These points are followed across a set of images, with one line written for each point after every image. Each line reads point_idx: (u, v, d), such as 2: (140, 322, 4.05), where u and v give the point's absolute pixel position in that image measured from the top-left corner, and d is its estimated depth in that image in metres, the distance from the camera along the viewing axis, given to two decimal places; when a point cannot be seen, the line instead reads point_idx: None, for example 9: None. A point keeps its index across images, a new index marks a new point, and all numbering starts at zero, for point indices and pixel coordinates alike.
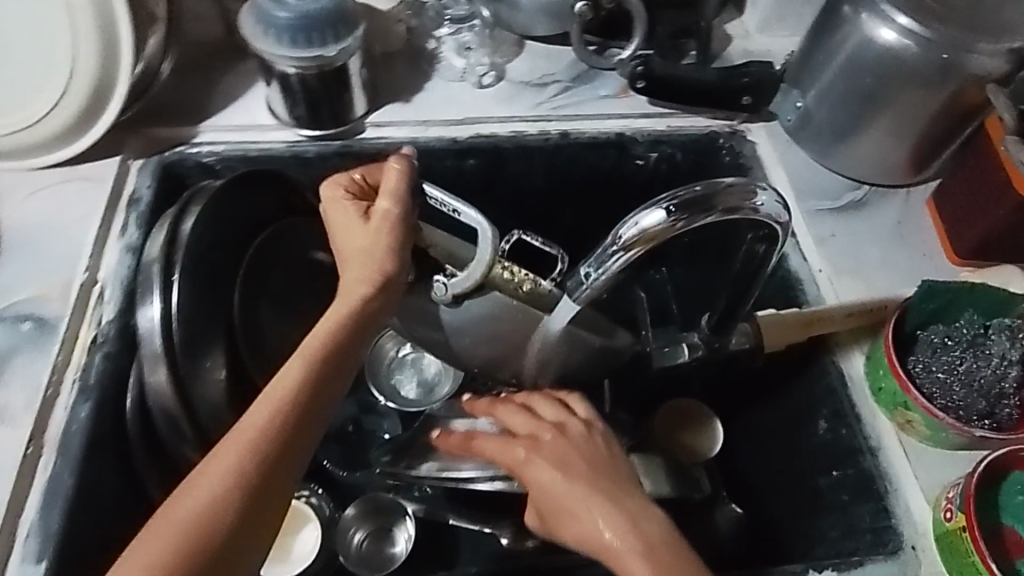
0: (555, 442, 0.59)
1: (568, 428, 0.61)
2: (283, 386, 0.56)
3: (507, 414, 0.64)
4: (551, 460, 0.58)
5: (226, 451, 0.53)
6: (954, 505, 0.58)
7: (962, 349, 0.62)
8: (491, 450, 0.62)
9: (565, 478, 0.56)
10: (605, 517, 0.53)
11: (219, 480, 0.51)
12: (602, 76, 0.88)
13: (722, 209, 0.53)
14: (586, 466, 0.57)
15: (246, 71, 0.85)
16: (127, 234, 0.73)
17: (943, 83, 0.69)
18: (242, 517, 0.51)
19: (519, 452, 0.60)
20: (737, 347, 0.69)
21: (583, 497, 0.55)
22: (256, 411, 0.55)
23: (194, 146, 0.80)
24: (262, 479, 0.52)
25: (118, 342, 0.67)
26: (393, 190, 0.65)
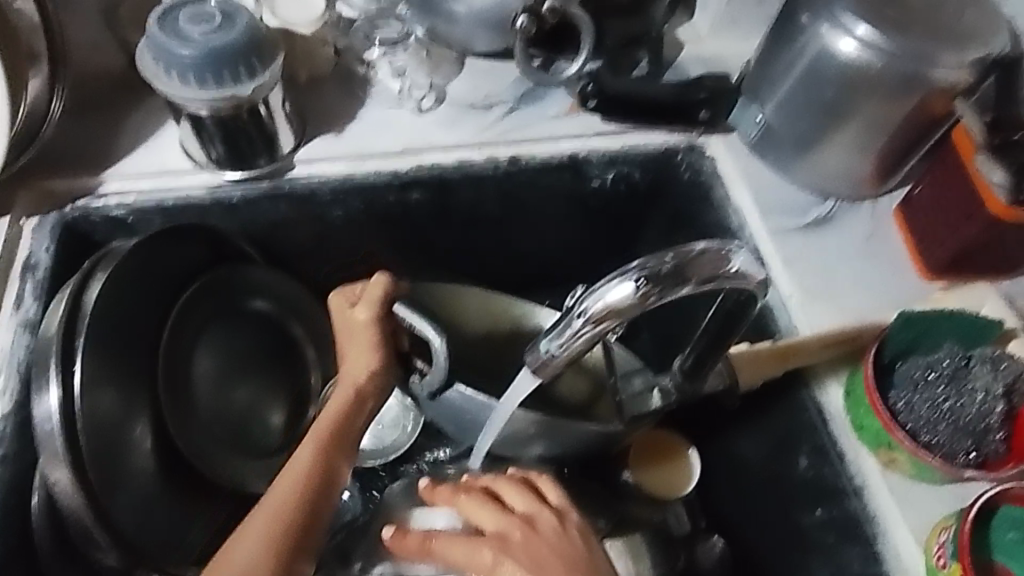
0: (526, 540, 0.56)
1: (537, 522, 0.57)
2: (294, 468, 0.56)
3: (472, 506, 0.60)
4: (523, 561, 0.54)
5: (238, 543, 0.52)
6: (946, 552, 0.55)
7: (945, 384, 0.59)
8: (454, 554, 0.57)
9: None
10: None
11: (240, 571, 0.50)
12: (548, 93, 0.82)
13: (696, 280, 0.45)
14: (564, 568, 0.54)
15: (154, 108, 0.76)
16: (21, 307, 0.64)
17: (908, 95, 0.65)
18: None
19: (487, 554, 0.55)
20: (712, 388, 0.66)
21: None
22: (268, 502, 0.54)
23: (99, 197, 0.70)
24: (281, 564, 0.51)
25: (17, 439, 0.59)
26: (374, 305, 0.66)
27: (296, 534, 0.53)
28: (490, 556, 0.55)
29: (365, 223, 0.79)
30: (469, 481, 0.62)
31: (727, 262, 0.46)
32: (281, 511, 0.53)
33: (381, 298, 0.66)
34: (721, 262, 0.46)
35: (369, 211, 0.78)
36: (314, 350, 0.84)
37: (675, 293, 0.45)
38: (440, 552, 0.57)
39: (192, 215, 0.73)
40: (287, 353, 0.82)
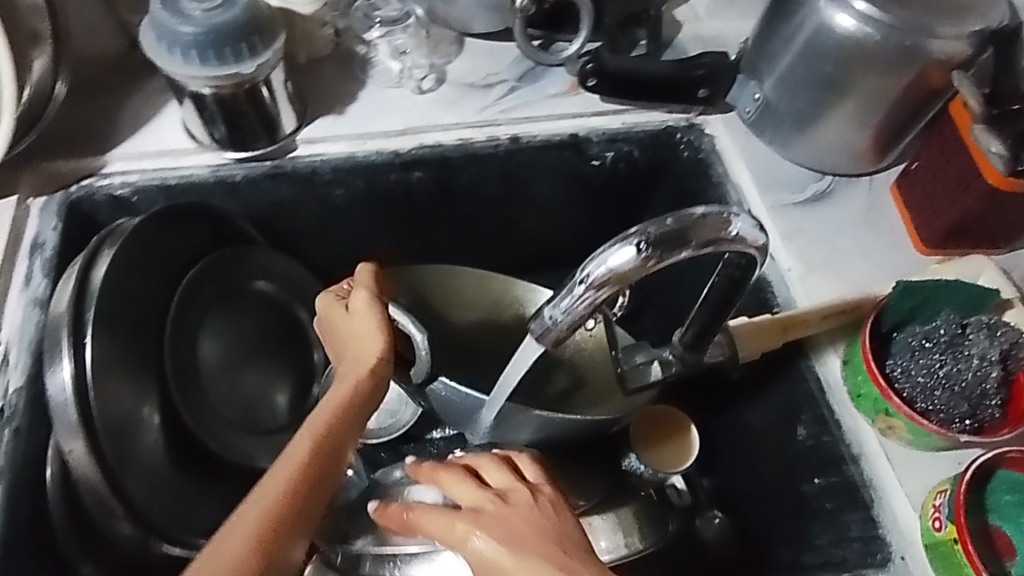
0: (499, 513, 0.54)
1: (511, 495, 0.56)
2: (289, 460, 0.52)
3: (450, 481, 0.59)
4: (495, 533, 0.53)
5: (226, 540, 0.47)
6: (942, 514, 0.57)
7: (941, 351, 0.60)
8: (432, 527, 0.56)
9: (514, 556, 0.51)
10: None
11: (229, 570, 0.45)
12: (548, 73, 0.83)
13: (696, 243, 0.46)
14: (537, 538, 0.52)
15: (156, 89, 0.76)
16: (31, 285, 0.65)
17: (906, 67, 0.66)
18: None
19: (459, 528, 0.54)
20: (712, 360, 0.66)
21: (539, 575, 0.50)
22: (260, 495, 0.49)
23: (103, 178, 0.71)
24: (272, 564, 0.47)
25: (29, 413, 0.60)
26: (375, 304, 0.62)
27: (290, 530, 0.48)
28: (465, 528, 0.54)
29: (367, 203, 0.79)
30: (449, 461, 0.61)
31: (728, 226, 0.46)
32: (276, 506, 0.48)
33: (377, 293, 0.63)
34: (723, 227, 0.46)
35: (371, 191, 0.78)
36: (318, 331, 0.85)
37: (674, 256, 0.45)
38: (418, 525, 0.57)
39: (195, 195, 0.74)
40: (291, 331, 0.83)
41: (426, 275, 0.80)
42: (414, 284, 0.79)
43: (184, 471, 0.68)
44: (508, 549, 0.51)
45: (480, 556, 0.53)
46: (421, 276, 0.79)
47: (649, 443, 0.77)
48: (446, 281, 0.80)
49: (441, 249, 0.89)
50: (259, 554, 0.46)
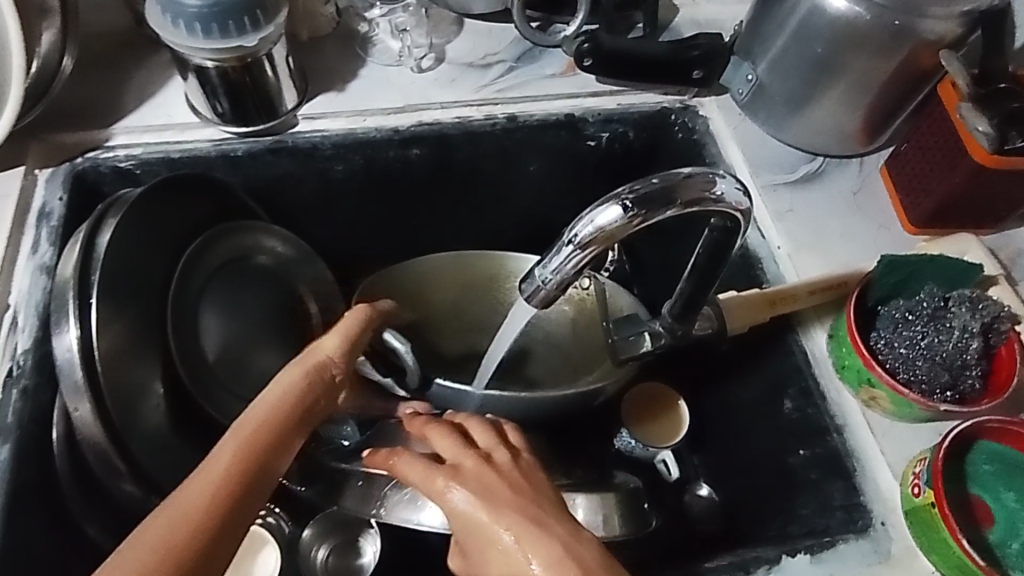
0: (479, 470, 0.56)
1: (492, 457, 0.57)
2: (235, 437, 0.53)
3: (437, 435, 0.60)
4: (474, 487, 0.55)
5: (162, 512, 0.47)
6: (922, 480, 0.58)
7: (923, 323, 0.62)
8: (411, 477, 0.58)
9: (488, 509, 0.53)
10: (537, 553, 0.50)
11: (164, 541, 0.45)
12: (546, 54, 0.84)
13: (682, 202, 0.47)
14: (510, 494, 0.54)
15: (161, 65, 0.78)
16: (37, 253, 0.66)
17: (896, 48, 0.67)
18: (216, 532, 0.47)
19: (440, 480, 0.56)
20: (701, 332, 0.68)
21: (510, 526, 0.52)
22: (219, 454, 0.51)
23: (108, 150, 0.73)
24: (211, 539, 0.47)
25: (36, 374, 0.62)
26: (346, 329, 0.65)
27: (231, 507, 0.49)
28: (443, 481, 0.56)
29: (366, 178, 0.81)
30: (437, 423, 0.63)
31: (713, 185, 0.48)
32: (216, 481, 0.49)
33: (362, 323, 0.66)
34: (708, 186, 0.48)
35: (370, 167, 0.80)
36: (317, 305, 0.87)
37: (660, 214, 0.47)
38: (399, 471, 0.58)
39: (198, 168, 0.75)
40: (290, 305, 0.84)
41: (424, 267, 0.86)
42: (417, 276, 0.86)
43: (185, 436, 0.70)
44: (484, 503, 0.53)
45: (454, 507, 0.55)
46: (417, 269, 0.87)
47: (638, 418, 0.82)
48: (446, 275, 0.87)
49: (439, 226, 0.91)
50: (191, 528, 0.46)
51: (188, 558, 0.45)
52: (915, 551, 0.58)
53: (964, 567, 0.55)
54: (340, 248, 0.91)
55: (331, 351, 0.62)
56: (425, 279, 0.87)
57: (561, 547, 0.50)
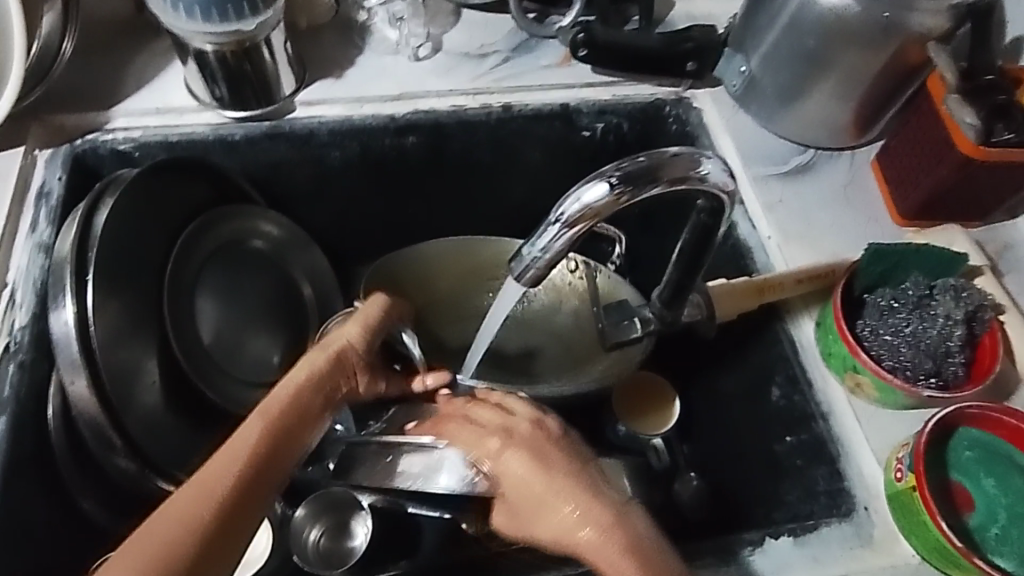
0: (532, 436, 0.56)
1: (546, 421, 0.58)
2: (261, 415, 0.53)
3: (481, 408, 0.60)
4: (527, 454, 0.55)
5: (189, 486, 0.48)
6: (904, 465, 0.58)
7: (908, 311, 0.63)
8: (466, 440, 0.58)
9: (545, 475, 0.54)
10: (590, 520, 0.51)
11: (188, 516, 0.46)
12: (542, 45, 0.85)
13: (667, 180, 0.48)
14: (563, 460, 0.55)
15: (161, 50, 0.79)
16: (36, 232, 0.67)
17: (886, 41, 0.67)
18: (228, 520, 0.47)
19: (492, 443, 0.57)
20: (690, 319, 0.70)
21: (560, 493, 0.53)
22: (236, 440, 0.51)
23: (107, 133, 0.74)
24: (221, 529, 0.47)
25: (33, 349, 0.62)
26: (367, 319, 0.65)
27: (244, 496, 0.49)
28: (498, 445, 0.56)
29: (362, 165, 0.82)
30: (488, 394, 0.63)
31: (698, 165, 0.49)
32: (241, 460, 0.50)
33: (383, 312, 0.67)
34: (693, 165, 0.49)
35: (366, 154, 0.81)
36: (311, 290, 0.88)
37: (646, 192, 0.48)
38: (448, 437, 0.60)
39: (196, 152, 0.76)
40: (285, 291, 0.85)
41: (439, 252, 0.89)
42: (432, 257, 0.88)
43: (179, 415, 0.71)
44: (537, 469, 0.54)
45: (508, 470, 0.55)
46: (417, 254, 0.88)
47: (629, 407, 0.79)
48: (458, 263, 0.89)
49: (434, 214, 0.92)
50: (215, 505, 0.47)
51: (209, 533, 0.46)
52: (896, 535, 0.59)
53: (943, 550, 0.55)
54: (335, 235, 0.92)
55: (352, 338, 0.63)
56: (431, 265, 0.89)
57: (607, 517, 0.51)
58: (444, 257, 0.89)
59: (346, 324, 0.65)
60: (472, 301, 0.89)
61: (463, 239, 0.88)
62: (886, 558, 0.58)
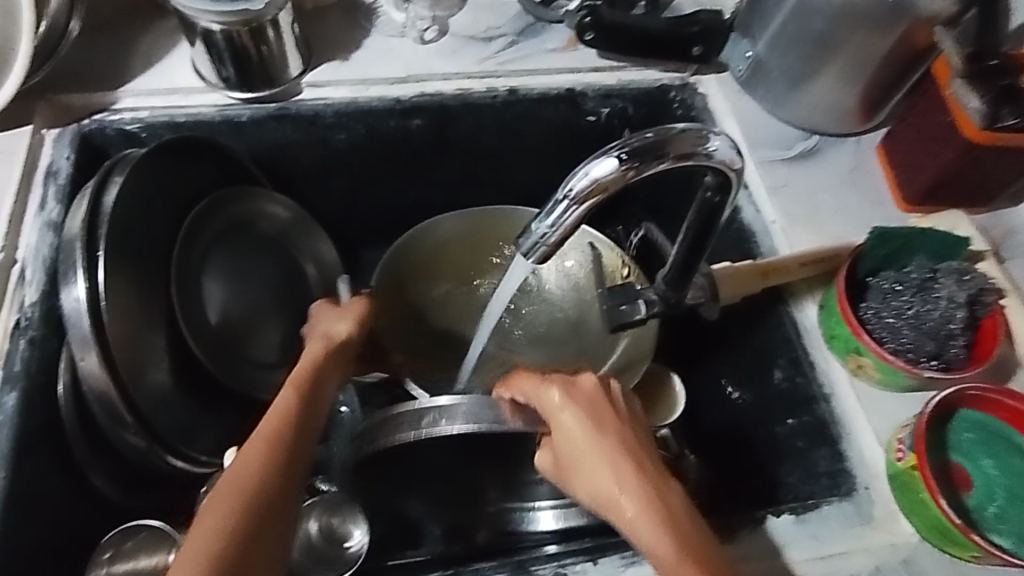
0: (594, 401, 0.53)
1: (611, 386, 0.55)
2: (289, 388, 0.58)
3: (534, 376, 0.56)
4: (587, 416, 0.52)
5: (250, 448, 0.51)
6: (905, 445, 0.59)
7: (911, 293, 0.64)
8: (524, 387, 0.54)
9: (601, 441, 0.50)
10: (636, 499, 0.48)
11: (261, 468, 0.49)
12: (548, 28, 0.85)
13: (674, 155, 0.49)
14: (623, 428, 0.52)
15: (168, 29, 0.79)
16: (45, 210, 0.67)
17: (893, 25, 0.67)
18: (283, 477, 0.50)
19: (554, 396, 0.53)
20: (692, 301, 0.67)
21: (609, 463, 0.49)
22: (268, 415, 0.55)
23: (114, 113, 0.74)
24: (279, 485, 0.49)
25: (43, 326, 0.63)
26: (352, 316, 0.70)
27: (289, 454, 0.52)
28: (559, 398, 0.52)
29: (368, 147, 0.82)
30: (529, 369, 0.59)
31: (705, 141, 0.49)
32: (285, 419, 0.54)
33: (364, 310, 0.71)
34: (701, 142, 0.50)
35: (372, 136, 0.81)
36: (316, 271, 0.89)
37: (653, 168, 0.48)
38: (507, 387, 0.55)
39: (203, 133, 0.76)
40: (289, 274, 0.86)
41: (450, 226, 0.88)
42: (446, 231, 0.88)
43: (187, 393, 0.71)
44: (595, 434, 0.51)
45: (562, 425, 0.52)
46: (394, 258, 0.85)
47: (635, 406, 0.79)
48: (467, 234, 0.88)
49: (439, 198, 0.92)
50: (283, 456, 0.51)
51: (269, 494, 0.49)
52: (896, 514, 0.60)
53: (943, 528, 0.56)
54: (341, 219, 0.92)
55: (343, 335, 0.67)
56: (442, 238, 0.88)
57: (654, 490, 0.48)
58: (456, 231, 0.88)
59: (333, 324, 0.69)
60: (453, 298, 0.88)
61: (473, 212, 0.87)
62: (885, 536, 0.59)
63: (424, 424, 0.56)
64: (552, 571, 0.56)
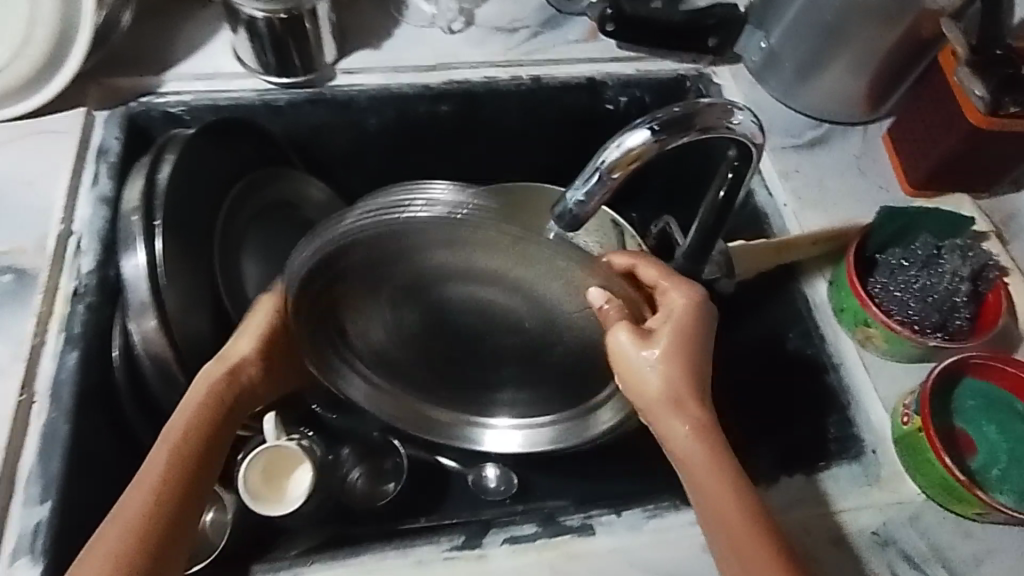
0: (695, 330, 0.57)
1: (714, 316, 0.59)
2: (187, 406, 0.61)
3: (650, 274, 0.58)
4: (686, 344, 0.57)
5: (140, 488, 0.55)
6: (911, 409, 0.63)
7: (918, 268, 0.67)
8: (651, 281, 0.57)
9: (687, 374, 0.57)
10: (699, 441, 0.56)
11: (147, 511, 0.54)
12: (570, 20, 0.89)
13: (700, 128, 0.53)
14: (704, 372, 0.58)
15: (209, 18, 0.83)
16: (98, 185, 0.71)
17: (902, 19, 0.71)
18: (171, 517, 0.55)
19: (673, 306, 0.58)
20: (709, 277, 0.71)
21: (687, 396, 0.57)
22: (160, 446, 0.58)
23: (159, 96, 0.77)
24: (168, 524, 0.54)
25: (99, 292, 0.66)
26: (262, 329, 0.66)
27: (177, 498, 0.56)
28: (677, 309, 0.57)
29: (398, 132, 0.86)
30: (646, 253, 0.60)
31: (728, 115, 0.53)
32: (183, 441, 0.59)
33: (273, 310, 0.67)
34: (725, 114, 0.54)
35: (401, 121, 0.85)
36: None
37: (681, 139, 0.52)
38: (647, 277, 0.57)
39: (242, 117, 0.80)
40: None
41: None
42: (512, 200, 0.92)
43: None
44: (683, 362, 0.57)
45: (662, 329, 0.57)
46: None
47: None
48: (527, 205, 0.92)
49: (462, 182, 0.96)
50: (172, 497, 0.56)
51: (159, 533, 0.54)
52: (902, 474, 0.64)
53: (947, 485, 0.60)
54: None
55: (241, 356, 0.66)
56: None
57: (713, 440, 0.56)
58: None
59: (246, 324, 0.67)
60: None
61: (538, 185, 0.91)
62: (892, 494, 0.63)
63: (406, 227, 0.55)
64: (580, 521, 0.60)
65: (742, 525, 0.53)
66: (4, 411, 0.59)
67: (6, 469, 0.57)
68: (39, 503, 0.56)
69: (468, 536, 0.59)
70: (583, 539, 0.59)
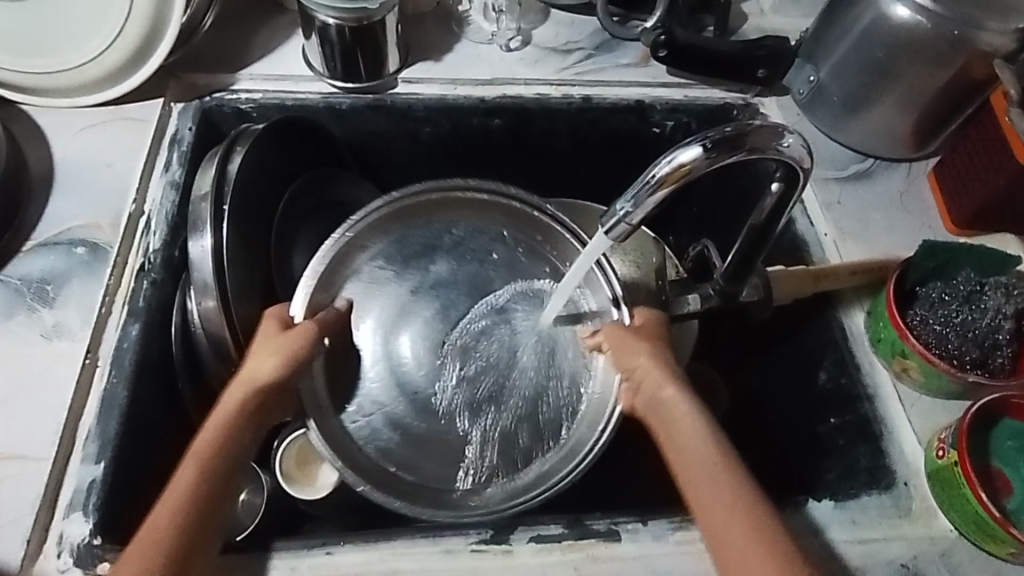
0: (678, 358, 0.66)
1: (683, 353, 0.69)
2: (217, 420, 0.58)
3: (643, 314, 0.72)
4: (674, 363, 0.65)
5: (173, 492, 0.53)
6: (947, 443, 0.62)
7: (958, 303, 0.68)
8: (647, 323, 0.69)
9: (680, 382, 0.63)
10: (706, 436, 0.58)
11: (181, 510, 0.52)
12: (623, 45, 0.92)
13: (749, 148, 0.54)
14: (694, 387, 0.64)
15: (283, 25, 0.88)
16: (169, 171, 0.75)
17: (954, 59, 0.72)
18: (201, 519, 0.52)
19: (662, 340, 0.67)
20: (747, 298, 0.72)
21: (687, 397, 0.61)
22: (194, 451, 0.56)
23: (231, 93, 0.82)
24: (200, 524, 0.52)
25: (163, 270, 0.70)
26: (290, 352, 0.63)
27: (210, 502, 0.53)
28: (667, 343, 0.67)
29: (450, 141, 0.89)
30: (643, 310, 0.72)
31: (777, 138, 0.55)
32: (215, 450, 0.56)
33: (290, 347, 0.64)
34: (774, 137, 0.55)
35: (454, 132, 0.88)
36: None
37: (730, 157, 0.54)
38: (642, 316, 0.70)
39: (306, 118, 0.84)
40: None
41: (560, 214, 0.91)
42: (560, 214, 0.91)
43: None
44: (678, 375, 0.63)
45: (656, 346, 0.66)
46: None
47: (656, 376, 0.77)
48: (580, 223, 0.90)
49: None
50: (204, 500, 0.53)
51: (190, 530, 0.51)
52: (934, 510, 0.63)
53: (983, 523, 0.59)
54: None
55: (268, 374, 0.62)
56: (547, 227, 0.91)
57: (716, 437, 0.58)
58: None
59: (253, 367, 0.62)
60: None
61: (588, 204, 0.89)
62: (922, 528, 0.62)
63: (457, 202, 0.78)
64: (607, 526, 0.60)
65: (734, 519, 0.52)
66: (69, 372, 0.63)
67: (67, 427, 0.61)
68: (95, 462, 0.59)
69: (497, 531, 0.60)
70: (610, 544, 0.59)
